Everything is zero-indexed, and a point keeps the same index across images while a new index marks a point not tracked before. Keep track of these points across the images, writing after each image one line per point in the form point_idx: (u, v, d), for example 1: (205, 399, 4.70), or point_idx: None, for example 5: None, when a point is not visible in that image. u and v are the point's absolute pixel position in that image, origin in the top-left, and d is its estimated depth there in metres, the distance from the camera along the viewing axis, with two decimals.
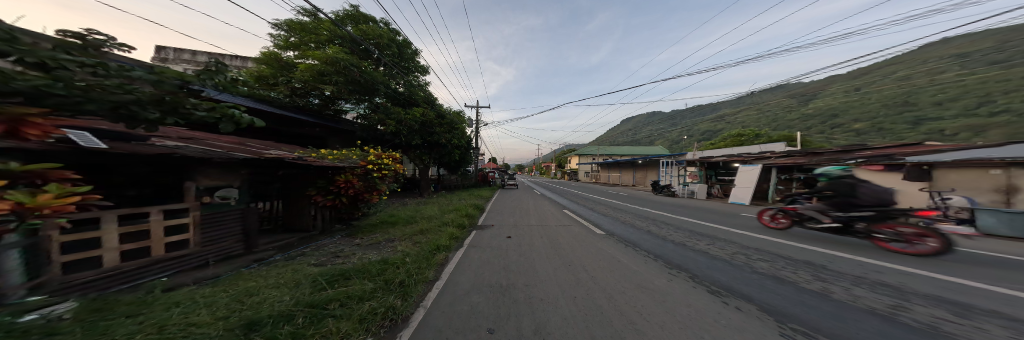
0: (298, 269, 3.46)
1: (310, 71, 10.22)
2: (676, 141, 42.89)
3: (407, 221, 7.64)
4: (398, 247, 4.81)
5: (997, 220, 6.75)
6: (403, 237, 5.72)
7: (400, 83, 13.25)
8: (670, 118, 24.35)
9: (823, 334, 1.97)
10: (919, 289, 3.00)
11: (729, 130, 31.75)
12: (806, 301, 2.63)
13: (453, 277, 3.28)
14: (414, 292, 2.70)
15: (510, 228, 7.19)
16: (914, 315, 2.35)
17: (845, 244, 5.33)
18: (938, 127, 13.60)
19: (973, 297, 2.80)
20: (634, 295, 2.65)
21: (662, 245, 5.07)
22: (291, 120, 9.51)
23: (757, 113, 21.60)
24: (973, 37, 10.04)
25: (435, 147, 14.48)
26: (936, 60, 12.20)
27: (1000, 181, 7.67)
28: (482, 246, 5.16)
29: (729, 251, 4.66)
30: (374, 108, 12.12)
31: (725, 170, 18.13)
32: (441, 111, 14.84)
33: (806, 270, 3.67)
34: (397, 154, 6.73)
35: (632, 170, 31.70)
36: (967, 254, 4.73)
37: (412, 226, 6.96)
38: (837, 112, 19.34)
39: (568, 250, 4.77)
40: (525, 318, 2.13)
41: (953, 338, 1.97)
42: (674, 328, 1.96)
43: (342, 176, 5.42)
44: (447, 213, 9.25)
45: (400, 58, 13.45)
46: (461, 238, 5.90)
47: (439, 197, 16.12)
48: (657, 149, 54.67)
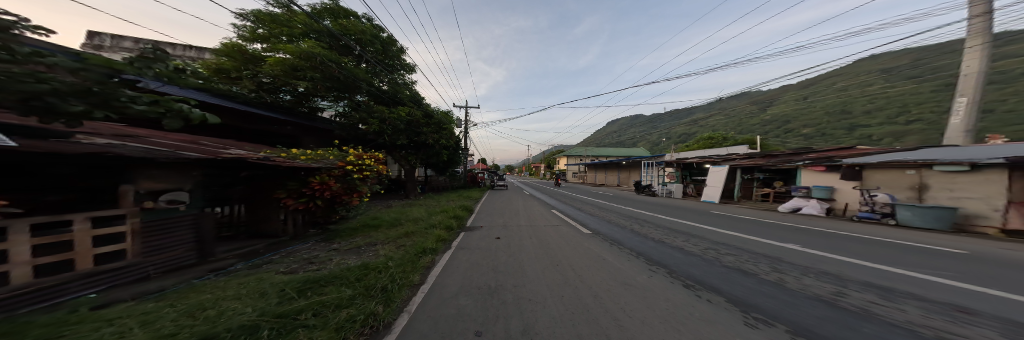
0: (265, 277, 3.20)
1: (281, 65, 9.44)
2: (654, 143, 45.22)
3: (391, 223, 7.36)
4: (381, 251, 4.61)
5: (911, 213, 7.86)
6: (386, 241, 5.49)
7: (384, 81, 12.83)
8: (650, 121, 25.60)
9: (780, 321, 2.16)
10: (855, 276, 3.41)
11: (701, 133, 34.10)
12: (765, 291, 2.88)
13: (440, 280, 3.20)
14: (398, 296, 2.61)
15: (500, 229, 7.20)
16: (852, 300, 2.66)
17: (804, 238, 5.84)
18: (867, 132, 15.67)
19: (899, 283, 3.21)
20: (618, 292, 2.76)
21: (643, 243, 5.32)
22: (257, 118, 8.77)
23: (724, 118, 23.40)
24: (896, 55, 11.62)
25: (422, 147, 14.14)
26: (866, 74, 13.99)
27: (913, 180, 8.82)
28: (471, 247, 5.12)
29: (702, 247, 5.00)
30: (356, 106, 11.71)
31: (698, 170, 19.44)
32: (428, 111, 14.52)
33: (767, 263, 4.03)
34: (381, 155, 6.53)
35: (617, 170, 32.99)
36: (901, 246, 5.35)
37: (396, 229, 6.71)
38: (790, 118, 21.50)
39: (557, 249, 4.86)
40: (514, 319, 2.13)
41: (881, 319, 2.25)
42: (654, 323, 2.06)
43: (318, 178, 5.02)
44: (434, 215, 9.04)
45: (384, 55, 12.95)
46: (448, 240, 5.77)
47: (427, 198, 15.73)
48: (639, 151, 57.35)
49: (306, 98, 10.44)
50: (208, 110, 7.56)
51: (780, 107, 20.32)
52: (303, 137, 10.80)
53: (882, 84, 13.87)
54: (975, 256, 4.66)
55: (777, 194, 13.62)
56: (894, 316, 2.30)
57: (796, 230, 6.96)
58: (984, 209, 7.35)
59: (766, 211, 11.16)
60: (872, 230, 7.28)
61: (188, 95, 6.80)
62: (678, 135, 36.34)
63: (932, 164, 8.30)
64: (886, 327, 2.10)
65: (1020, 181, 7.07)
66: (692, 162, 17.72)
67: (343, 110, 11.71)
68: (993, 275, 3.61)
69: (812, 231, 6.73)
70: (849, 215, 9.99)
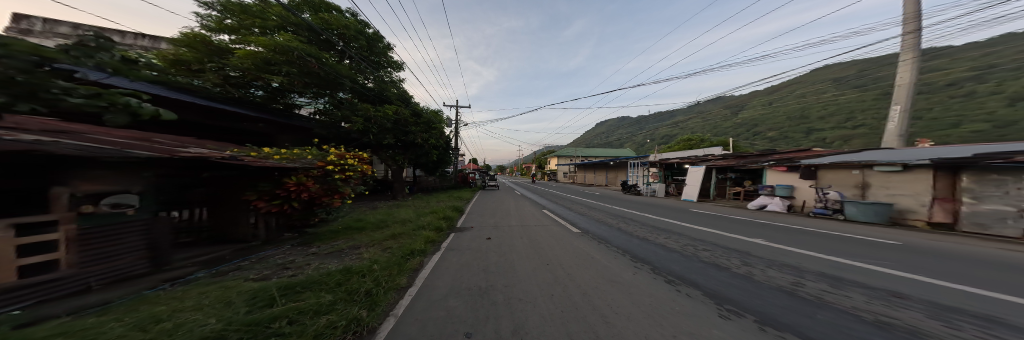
0: (233, 285, 2.97)
1: (253, 59, 8.66)
2: (638, 144, 47.41)
3: (376, 226, 7.13)
4: (365, 254, 4.43)
5: (857, 209, 8.73)
6: (371, 243, 5.29)
7: (369, 79, 12.55)
8: (635, 123, 26.55)
9: (749, 312, 2.33)
10: (812, 268, 3.74)
11: (681, 135, 35.90)
12: (736, 283, 3.08)
13: (429, 282, 3.13)
14: (383, 300, 2.52)
15: (490, 229, 7.16)
16: (808, 289, 2.92)
17: (772, 233, 6.31)
18: (822, 135, 17.32)
19: (849, 272, 3.55)
20: (605, 290, 2.84)
21: (629, 241, 5.50)
22: (224, 114, 8.16)
23: (701, 120, 24.82)
24: (845, 66, 12.93)
25: (411, 147, 13.77)
26: (821, 83, 15.45)
27: (857, 179, 9.82)
28: (461, 248, 5.04)
29: (682, 243, 5.26)
30: (337, 103, 11.13)
31: (678, 170, 20.50)
32: (417, 110, 14.29)
33: (739, 257, 4.31)
34: (365, 155, 6.32)
35: (605, 171, 34.00)
36: (853, 238, 5.93)
37: (382, 231, 6.51)
38: (758, 122, 23.24)
39: (548, 249, 4.91)
40: (504, 319, 2.13)
41: (831, 305, 2.49)
42: (638, 319, 2.14)
43: (294, 178, 4.72)
44: (423, 216, 8.86)
45: (369, 51, 12.52)
46: (438, 241, 5.67)
47: (416, 199, 15.35)
48: (624, 151, 59.33)
49: (281, 94, 9.92)
50: (167, 106, 6.93)
51: (750, 111, 21.91)
52: (277, 135, 10.10)
53: (834, 92, 15.38)
54: (907, 246, 5.30)
55: (747, 193, 14.68)
56: (842, 302, 2.56)
57: (765, 225, 7.51)
58: (914, 204, 8.37)
59: (737, 209, 11.98)
60: (828, 224, 8.03)
61: (140, 88, 6.08)
62: (660, 136, 38.05)
63: (872, 165, 9.30)
64: (836, 313, 2.32)
65: (944, 181, 8.02)
66: (673, 162, 18.58)
67: (322, 106, 11.14)
68: (921, 263, 4.11)
69: (778, 227, 7.29)
70: (806, 211, 10.99)
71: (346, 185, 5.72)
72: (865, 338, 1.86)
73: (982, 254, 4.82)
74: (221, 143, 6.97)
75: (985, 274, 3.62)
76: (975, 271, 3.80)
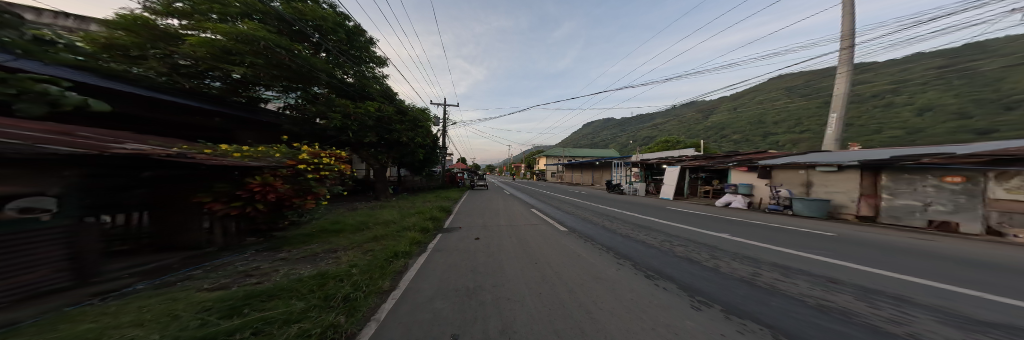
0: (184, 297, 2.65)
1: (209, 47, 7.66)
2: (620, 145, 49.45)
3: (355, 228, 6.77)
4: (343, 258, 4.19)
5: (803, 205, 9.83)
6: (349, 247, 5.02)
7: (348, 74, 12.03)
8: (619, 125, 27.66)
9: (717, 302, 2.52)
10: (769, 259, 4.12)
11: (658, 136, 38.01)
12: (707, 276, 3.32)
13: (414, 284, 3.02)
14: (363, 305, 2.39)
15: (479, 229, 7.09)
16: (764, 278, 3.23)
17: (738, 229, 6.86)
18: (776, 139, 19.28)
19: (799, 262, 3.96)
20: (590, 287, 2.93)
21: (613, 238, 5.72)
22: (173, 107, 7.35)
23: (677, 124, 26.46)
24: (796, 77, 14.45)
25: (395, 145, 13.60)
26: (775, 92, 17.17)
27: (803, 178, 11.04)
28: (449, 249, 4.94)
29: (659, 240, 5.57)
30: (312, 99, 10.67)
31: (655, 171, 21.72)
32: (401, 107, 14.19)
33: (709, 251, 4.64)
34: (342, 153, 6.00)
35: (590, 171, 35.14)
36: (804, 232, 6.63)
37: (362, 234, 6.21)
38: (724, 126, 25.28)
39: (536, 248, 4.96)
40: (492, 319, 2.10)
41: (784, 292, 2.77)
42: (621, 313, 2.22)
43: (258, 178, 4.29)
44: (408, 217, 8.60)
45: (348, 45, 11.90)
46: (424, 242, 5.52)
47: (400, 200, 14.83)
48: (607, 152, 61.55)
49: (245, 87, 9.07)
50: (103, 98, 6.03)
51: (716, 116, 23.77)
52: (240, 130, 9.28)
53: (785, 99, 17.14)
54: (842, 237, 6.08)
55: (715, 191, 15.94)
56: (790, 289, 2.87)
57: (731, 221, 8.18)
58: (845, 200, 9.59)
59: (706, 206, 12.99)
60: (781, 219, 8.99)
61: (70, 77, 5.24)
62: (642, 138, 39.95)
63: (815, 166, 10.43)
64: (787, 299, 2.59)
65: (868, 179, 9.14)
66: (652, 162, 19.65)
67: (291, 101, 10.64)
68: (853, 252, 4.71)
69: (743, 222, 7.97)
70: (763, 208, 12.17)
71: (321, 185, 5.34)
72: (811, 321, 2.09)
73: (899, 243, 5.66)
74: (175, 140, 6.23)
75: (902, 260, 4.22)
76: (894, 257, 4.44)
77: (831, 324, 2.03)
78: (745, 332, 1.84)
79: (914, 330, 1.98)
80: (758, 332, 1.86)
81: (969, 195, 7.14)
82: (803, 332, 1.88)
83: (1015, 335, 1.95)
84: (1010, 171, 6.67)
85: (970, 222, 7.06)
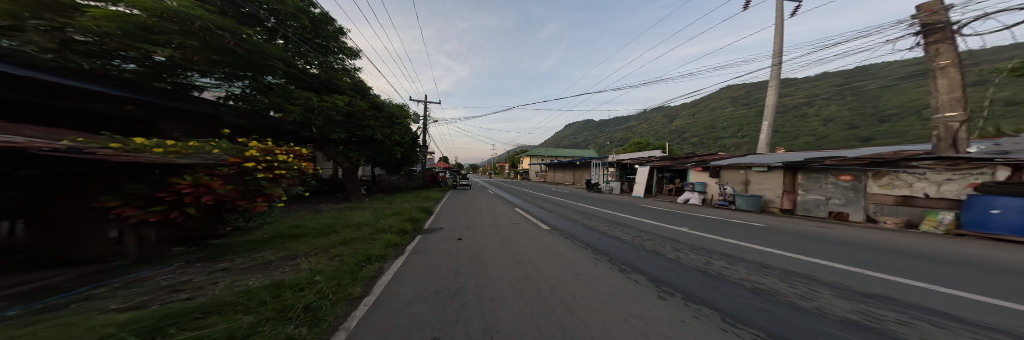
0: (82, 320, 2.16)
1: (122, 23, 5.71)
2: (598, 146, 51.84)
3: (318, 233, 6.20)
4: (304, 265, 3.80)
5: (745, 200, 11.37)
6: (310, 252, 4.56)
7: (312, 64, 11.17)
8: (597, 127, 29.11)
9: (680, 291, 2.74)
10: (720, 249, 4.63)
11: (630, 138, 40.55)
12: (670, 267, 3.63)
13: (389, 289, 2.84)
14: (329, 314, 2.16)
15: (461, 229, 6.92)
16: (715, 267, 3.62)
17: (699, 223, 7.60)
18: (727, 142, 21.80)
19: (742, 251, 4.50)
20: (570, 283, 3.03)
21: (592, 235, 5.99)
22: (73, 92, 6.00)
23: (646, 127, 28.57)
24: (740, 88, 16.51)
25: (368, 143, 13.98)
26: (723, 100, 19.45)
27: (743, 177, 12.63)
28: (429, 251, 4.76)
29: (632, 235, 5.96)
30: (265, 91, 9.59)
31: (627, 170, 23.30)
32: (377, 102, 14.71)
33: (671, 244, 5.09)
34: (303, 151, 5.50)
35: (571, 171, 36.45)
36: (747, 224, 7.59)
37: (327, 238, 5.69)
38: (684, 129, 27.85)
39: (520, 247, 5.00)
40: (474, 320, 2.00)
41: (729, 278, 3.13)
42: (599, 307, 2.30)
43: (189, 177, 3.59)
44: (382, 219, 8.13)
45: (311, 33, 10.82)
46: (401, 245, 5.26)
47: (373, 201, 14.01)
48: (585, 152, 64.07)
49: (172, 71, 7.14)
50: None
51: (678, 120, 26.20)
52: (163, 121, 8.05)
53: (732, 107, 19.47)
54: (770, 227, 7.14)
55: (677, 189, 17.61)
56: (736, 275, 3.25)
57: (689, 216, 9.09)
58: (772, 195, 11.24)
59: (668, 202, 14.36)
60: (729, 213, 10.30)
61: None
62: (616, 139, 42.30)
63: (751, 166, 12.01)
64: (732, 284, 2.94)
65: (789, 178, 10.73)
66: (625, 162, 21.08)
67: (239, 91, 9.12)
68: (781, 240, 5.52)
69: (699, 217, 8.93)
70: (714, 203, 13.75)
71: (274, 184, 4.82)
72: (754, 303, 2.37)
73: (815, 231, 6.80)
74: (82, 133, 5.12)
75: (815, 245, 5.06)
76: (807, 243, 5.29)
77: (765, 304, 2.34)
78: (701, 317, 2.04)
79: (821, 304, 2.38)
80: (710, 316, 2.07)
81: (855, 190, 8.82)
82: (746, 313, 2.13)
83: (887, 303, 2.44)
84: (882, 171, 8.32)
85: (856, 213, 8.75)
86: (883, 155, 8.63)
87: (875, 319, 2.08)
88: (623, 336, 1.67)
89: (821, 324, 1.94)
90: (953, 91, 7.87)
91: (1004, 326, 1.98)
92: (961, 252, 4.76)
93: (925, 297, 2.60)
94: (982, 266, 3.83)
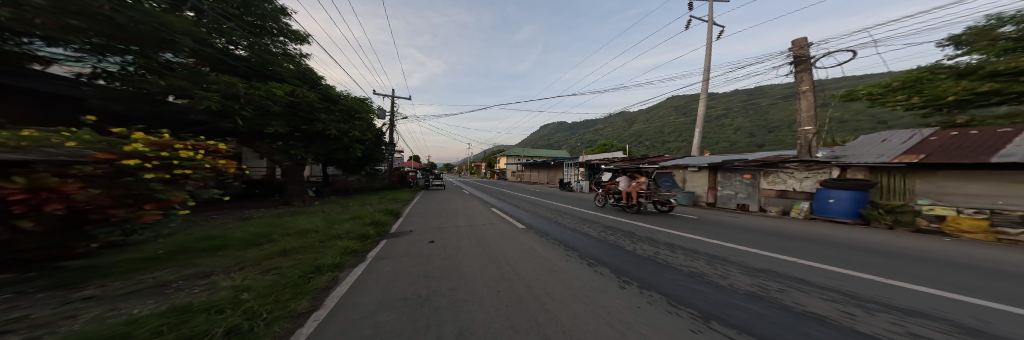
0: None
1: None
2: (570, 147, 54.20)
3: (249, 244, 5.28)
4: (228, 282, 3.18)
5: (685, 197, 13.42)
6: (235, 268, 3.84)
7: (239, 45, 9.24)
8: (573, 128, 30.93)
9: (637, 280, 3.02)
10: (665, 239, 5.28)
11: (598, 140, 43.45)
12: (629, 258, 4.00)
13: (346, 301, 2.53)
14: (264, 335, 1.83)
15: (433, 231, 6.59)
16: (661, 256, 4.09)
17: (656, 218, 8.57)
18: (676, 146, 24.82)
19: (684, 240, 5.19)
20: (544, 279, 3.11)
21: (563, 232, 6.24)
22: None
23: (613, 131, 30.87)
24: (684, 99, 19.02)
25: (317, 139, 12.68)
26: (670, 109, 22.17)
27: (682, 175, 14.75)
28: (396, 255, 4.43)
29: (600, 230, 6.38)
30: (162, 72, 6.73)
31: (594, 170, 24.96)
32: (328, 94, 13.19)
33: (628, 237, 5.62)
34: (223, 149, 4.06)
35: (545, 170, 37.62)
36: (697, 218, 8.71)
37: (260, 249, 4.88)
38: (641, 133, 30.88)
39: (496, 246, 4.97)
40: (447, 324, 1.91)
41: (671, 265, 3.57)
42: (571, 301, 2.39)
43: (20, 178, 1.90)
44: (337, 224, 7.28)
45: (242, 8, 9.01)
46: (360, 251, 4.77)
47: (322, 204, 12.54)
48: (557, 152, 66.34)
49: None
50: None
51: (637, 126, 29.00)
52: None
53: (677, 116, 22.33)
54: (703, 219, 8.40)
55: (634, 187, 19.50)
56: (677, 262, 3.73)
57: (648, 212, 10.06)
58: (701, 190, 13.49)
59: None
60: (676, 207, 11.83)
61: None
62: (584, 141, 44.88)
63: (688, 166, 14.08)
64: (673, 270, 3.35)
65: (711, 176, 13.10)
66: (592, 163, 22.60)
67: (113, 70, 5.86)
68: (708, 229, 6.57)
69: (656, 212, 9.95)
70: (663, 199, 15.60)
71: (173, 191, 3.17)
72: (693, 286, 2.72)
73: (744, 222, 8.14)
74: None
75: (736, 233, 6.10)
76: (728, 231, 6.38)
77: (699, 286, 2.72)
78: (653, 302, 2.27)
79: (732, 280, 2.88)
80: (660, 300, 2.32)
81: (752, 186, 11.41)
82: (685, 295, 2.43)
83: (774, 276, 3.07)
84: (769, 170, 10.98)
85: (752, 204, 11.35)
86: (769, 159, 11.26)
87: (766, 289, 2.58)
88: (592, 326, 1.77)
89: (735, 298, 2.32)
90: (809, 110, 10.24)
91: (845, 288, 2.65)
92: (831, 237, 6.20)
93: (798, 269, 3.33)
94: (837, 246, 5.10)
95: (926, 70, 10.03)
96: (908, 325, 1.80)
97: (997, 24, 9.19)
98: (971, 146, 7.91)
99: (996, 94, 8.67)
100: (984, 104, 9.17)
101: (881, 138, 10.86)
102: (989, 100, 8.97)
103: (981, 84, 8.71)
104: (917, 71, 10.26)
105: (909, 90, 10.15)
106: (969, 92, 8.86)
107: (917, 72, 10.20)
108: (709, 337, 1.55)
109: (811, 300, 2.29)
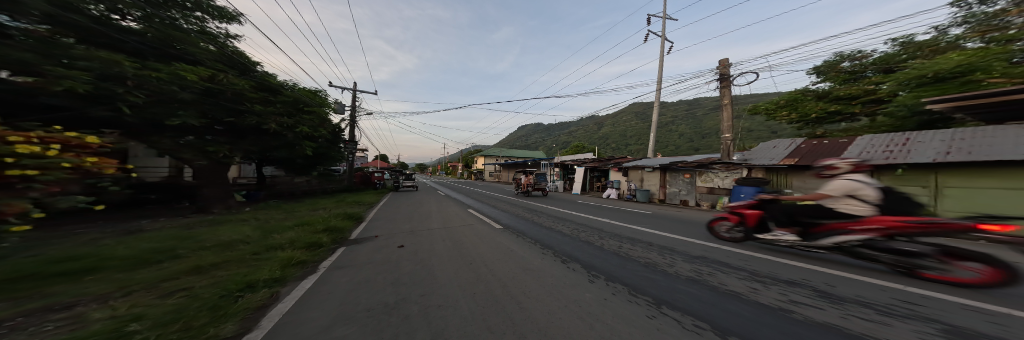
0: None
1: None
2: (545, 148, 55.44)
3: (156, 261, 4.37)
4: (115, 310, 2.55)
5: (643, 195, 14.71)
6: (133, 289, 3.13)
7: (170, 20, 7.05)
8: (547, 130, 31.76)
9: (603, 273, 3.21)
10: (627, 234, 5.68)
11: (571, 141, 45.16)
12: (597, 253, 4.22)
13: (295, 317, 2.26)
14: None
15: (404, 235, 6.23)
16: (623, 250, 4.39)
17: (620, 214, 9.24)
18: (638, 148, 26.91)
19: (643, 234, 5.65)
20: (519, 278, 3.16)
21: (538, 232, 6.35)
22: None
23: (584, 134, 32.41)
24: (643, 105, 20.73)
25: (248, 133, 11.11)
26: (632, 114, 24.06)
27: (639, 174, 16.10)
28: (358, 263, 4.09)
29: (572, 228, 6.65)
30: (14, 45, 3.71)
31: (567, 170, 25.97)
32: (268, 84, 11.49)
33: (596, 233, 5.94)
34: (96, 137, 1.98)
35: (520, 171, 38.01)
36: (657, 213, 9.57)
37: (173, 266, 4.08)
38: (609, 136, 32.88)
39: (472, 248, 4.89)
40: (420, 331, 1.84)
41: (631, 258, 3.84)
42: (544, 298, 2.46)
43: None
44: (280, 233, 6.44)
45: None
46: (308, 261, 4.28)
47: (254, 210, 11.02)
48: (533, 152, 67.46)
49: None
50: None
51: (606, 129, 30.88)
52: None
53: (638, 120, 24.30)
54: (659, 214, 9.24)
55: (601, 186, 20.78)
56: (636, 254, 4.05)
57: (614, 209, 10.80)
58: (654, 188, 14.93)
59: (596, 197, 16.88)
60: (636, 204, 12.88)
61: None
62: (556, 142, 46.33)
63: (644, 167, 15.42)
64: (633, 262, 3.62)
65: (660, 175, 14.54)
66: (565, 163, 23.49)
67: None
68: (661, 223, 7.28)
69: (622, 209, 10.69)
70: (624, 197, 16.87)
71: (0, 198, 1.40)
72: (648, 275, 2.97)
73: (694, 216, 9.16)
74: None
75: (685, 226, 6.82)
76: (678, 225, 7.13)
77: (652, 274, 2.98)
78: (617, 293, 2.44)
79: (677, 268, 3.22)
80: (623, 291, 2.50)
81: (691, 184, 12.93)
82: (642, 285, 2.65)
83: (707, 261, 3.50)
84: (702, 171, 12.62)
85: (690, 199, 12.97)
86: (702, 160, 12.96)
87: (701, 273, 2.94)
88: (564, 320, 1.85)
89: (680, 284, 2.59)
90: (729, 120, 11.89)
91: (758, 268, 3.12)
92: None
93: (726, 254, 3.84)
94: None
95: (801, 92, 13.21)
96: (791, 295, 2.21)
97: (838, 60, 12.64)
98: (825, 153, 10.06)
99: (838, 114, 12.08)
100: (832, 121, 12.48)
101: (770, 144, 12.60)
102: (834, 118, 12.35)
103: (828, 105, 12.13)
104: (795, 93, 13.45)
105: (789, 106, 13.38)
106: (823, 111, 12.19)
107: (796, 94, 13.27)
108: (662, 320, 1.71)
109: (731, 279, 2.69)
